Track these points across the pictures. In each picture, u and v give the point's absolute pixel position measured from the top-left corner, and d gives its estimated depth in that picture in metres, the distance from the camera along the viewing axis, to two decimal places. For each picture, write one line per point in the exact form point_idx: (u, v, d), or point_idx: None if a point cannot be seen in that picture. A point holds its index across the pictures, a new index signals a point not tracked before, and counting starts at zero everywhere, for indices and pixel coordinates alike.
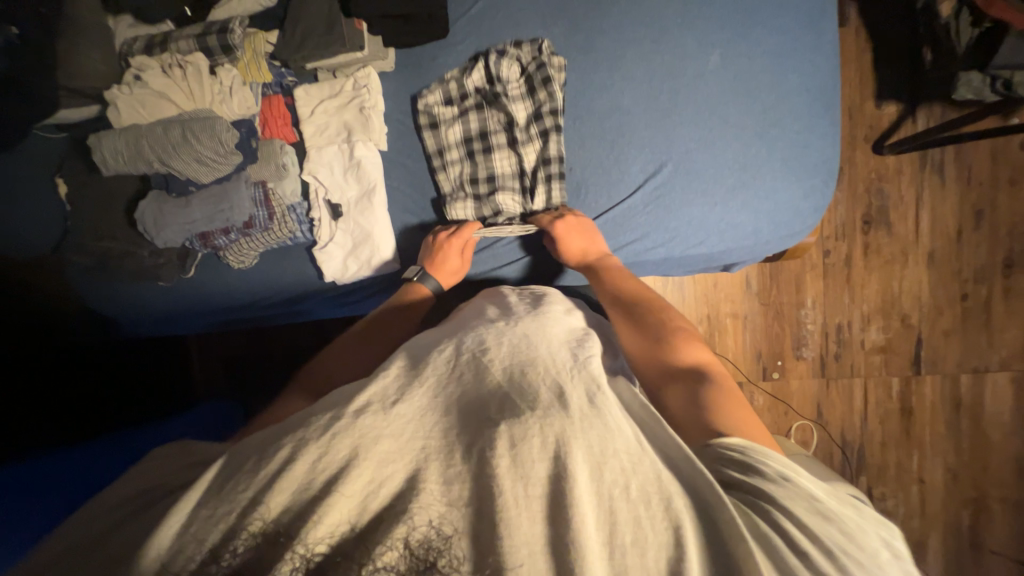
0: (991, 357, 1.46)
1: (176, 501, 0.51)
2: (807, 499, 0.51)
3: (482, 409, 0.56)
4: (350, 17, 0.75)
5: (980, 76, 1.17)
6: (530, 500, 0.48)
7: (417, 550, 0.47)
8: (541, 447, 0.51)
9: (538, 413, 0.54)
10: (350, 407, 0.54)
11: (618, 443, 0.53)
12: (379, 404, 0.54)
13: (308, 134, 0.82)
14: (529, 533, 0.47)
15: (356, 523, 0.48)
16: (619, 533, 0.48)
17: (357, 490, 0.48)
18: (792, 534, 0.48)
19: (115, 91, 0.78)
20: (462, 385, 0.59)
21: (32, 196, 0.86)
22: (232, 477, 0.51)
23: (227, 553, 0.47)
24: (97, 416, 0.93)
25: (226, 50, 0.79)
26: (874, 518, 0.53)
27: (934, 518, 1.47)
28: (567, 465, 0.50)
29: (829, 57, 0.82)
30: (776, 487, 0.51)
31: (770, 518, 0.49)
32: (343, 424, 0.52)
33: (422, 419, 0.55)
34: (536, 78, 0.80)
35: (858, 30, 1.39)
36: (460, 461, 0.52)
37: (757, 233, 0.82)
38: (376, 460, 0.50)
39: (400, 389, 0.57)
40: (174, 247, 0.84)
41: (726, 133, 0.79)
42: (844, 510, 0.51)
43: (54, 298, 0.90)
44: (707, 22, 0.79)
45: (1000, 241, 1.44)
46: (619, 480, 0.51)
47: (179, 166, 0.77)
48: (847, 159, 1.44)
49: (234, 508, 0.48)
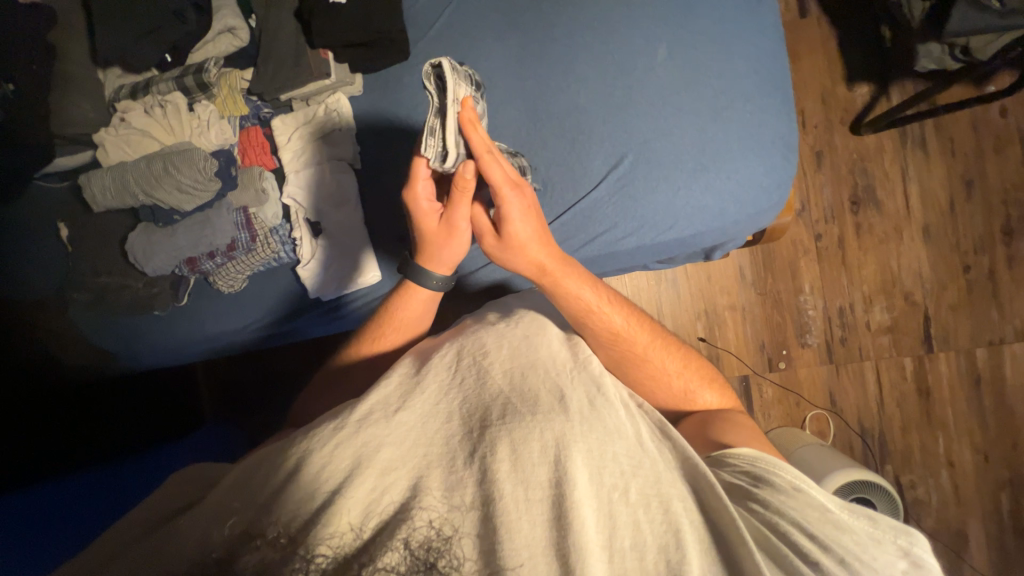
0: (1005, 328, 1.41)
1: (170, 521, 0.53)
2: (817, 509, 0.53)
3: (484, 413, 0.57)
4: (315, 49, 0.82)
5: (938, 46, 1.18)
6: (530, 503, 0.49)
7: (417, 550, 0.45)
8: (541, 451, 0.52)
9: (539, 418, 0.55)
10: (353, 415, 0.55)
11: (618, 446, 0.55)
12: (381, 413, 0.55)
13: (285, 160, 0.87)
14: (529, 536, 0.47)
15: (360, 529, 0.47)
16: (618, 537, 0.49)
17: (360, 495, 0.48)
18: (801, 544, 0.50)
19: (104, 133, 0.87)
20: (464, 391, 0.60)
21: (39, 242, 0.92)
22: (245, 486, 0.51)
23: (242, 553, 0.44)
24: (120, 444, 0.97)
25: (202, 86, 0.86)
26: (890, 527, 0.53)
27: (971, 504, 1.39)
28: (567, 469, 0.51)
29: (774, 40, 0.85)
30: (786, 497, 0.55)
31: (771, 523, 0.52)
32: (346, 431, 0.53)
33: (424, 425, 0.55)
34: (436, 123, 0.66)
35: (818, 18, 1.42)
36: (461, 468, 0.52)
37: (724, 215, 0.83)
38: (380, 467, 0.50)
39: (402, 397, 0.58)
40: (165, 276, 0.89)
41: (683, 122, 0.82)
42: (857, 521, 0.53)
43: (58, 337, 0.92)
44: (653, 20, 0.83)
45: (996, 209, 1.42)
46: (618, 484, 0.52)
47: (163, 197, 0.84)
48: (826, 142, 1.45)
49: (239, 517, 0.48)
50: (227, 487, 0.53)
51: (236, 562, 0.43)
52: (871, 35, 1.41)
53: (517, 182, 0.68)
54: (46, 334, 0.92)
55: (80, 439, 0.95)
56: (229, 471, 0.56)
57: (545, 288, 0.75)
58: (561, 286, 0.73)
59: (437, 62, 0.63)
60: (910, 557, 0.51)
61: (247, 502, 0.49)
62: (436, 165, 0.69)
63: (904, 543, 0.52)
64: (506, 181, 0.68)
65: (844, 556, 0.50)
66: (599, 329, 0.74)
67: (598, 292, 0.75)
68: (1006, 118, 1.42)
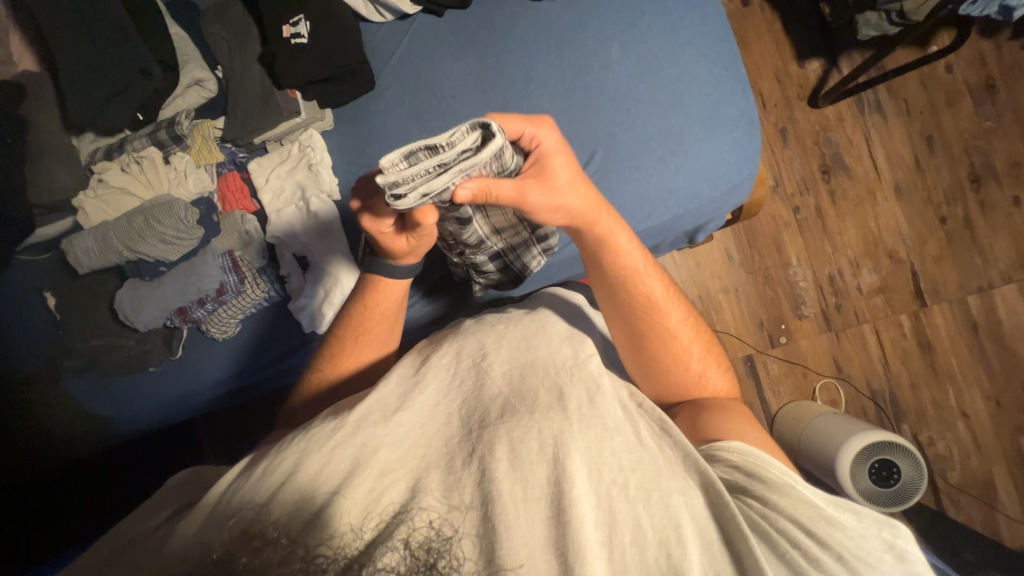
0: (991, 272, 1.43)
1: (162, 531, 0.52)
2: (809, 504, 0.53)
3: (482, 413, 0.57)
4: (284, 89, 0.86)
5: (875, 14, 1.24)
6: (529, 502, 0.49)
7: (417, 550, 0.42)
8: (539, 449, 0.52)
9: (537, 415, 0.56)
10: (352, 417, 0.56)
11: (616, 441, 0.55)
12: (380, 413, 0.57)
13: (266, 201, 0.89)
14: (528, 534, 0.47)
15: (360, 529, 0.45)
16: (619, 532, 0.49)
17: (359, 497, 0.48)
18: (794, 535, 0.51)
19: (83, 196, 0.89)
20: (463, 392, 0.60)
21: (22, 315, 0.91)
22: (235, 492, 0.52)
23: (241, 555, 0.41)
24: (113, 509, 0.95)
25: (176, 139, 0.89)
26: (874, 519, 0.52)
27: (992, 451, 1.38)
28: (565, 466, 0.51)
29: (719, 24, 0.89)
30: (780, 494, 0.54)
31: (767, 515, 0.52)
32: (345, 433, 0.54)
33: (424, 426, 0.56)
34: (430, 161, 0.54)
35: (760, 4, 1.49)
36: (460, 467, 0.52)
37: (698, 196, 0.85)
38: (379, 468, 0.51)
39: (401, 398, 0.59)
40: (157, 329, 0.89)
41: (644, 112, 0.84)
42: (843, 516, 0.52)
43: (54, 410, 0.91)
44: (601, 22, 0.87)
45: (959, 160, 1.47)
46: (617, 479, 0.52)
47: (148, 250, 0.86)
48: (788, 118, 1.50)
49: (236, 515, 0.48)
50: (215, 505, 0.51)
51: (235, 562, 0.41)
52: (812, 13, 1.48)
53: (546, 121, 0.64)
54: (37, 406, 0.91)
55: (80, 500, 0.94)
56: (222, 479, 0.56)
57: (591, 243, 0.73)
58: (609, 239, 0.73)
59: (488, 122, 0.56)
60: (895, 550, 0.50)
61: (246, 506, 0.48)
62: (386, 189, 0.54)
63: (889, 536, 0.51)
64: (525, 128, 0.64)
65: (842, 552, 0.49)
66: (642, 292, 0.74)
67: (642, 256, 0.76)
68: (953, 74, 1.48)
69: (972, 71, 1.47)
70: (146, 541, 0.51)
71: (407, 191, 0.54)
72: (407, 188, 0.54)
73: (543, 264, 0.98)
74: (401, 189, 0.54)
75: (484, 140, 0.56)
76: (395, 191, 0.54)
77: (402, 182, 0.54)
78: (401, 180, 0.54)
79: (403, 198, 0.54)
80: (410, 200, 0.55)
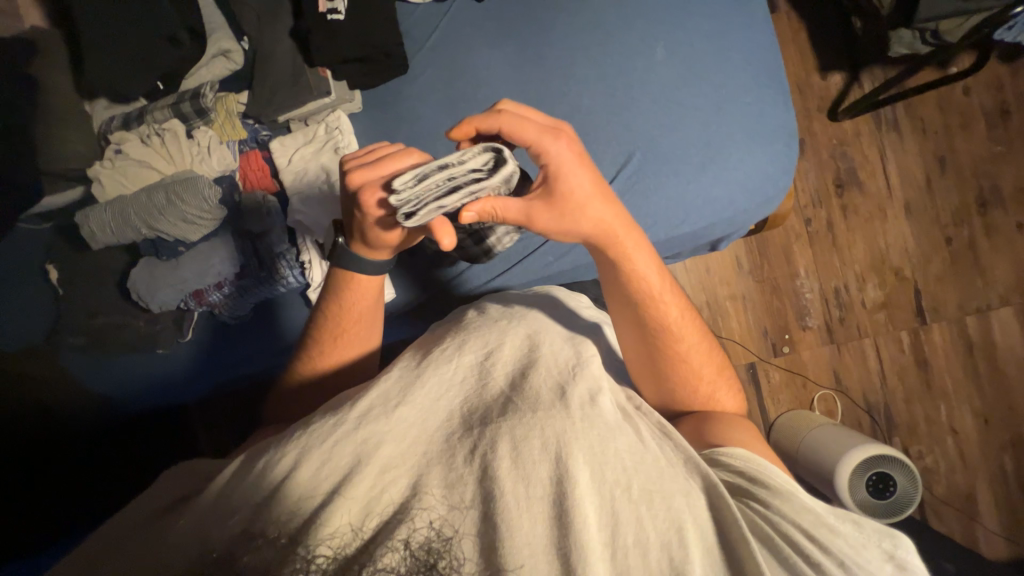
0: (989, 294, 1.47)
1: (171, 520, 0.50)
2: (813, 512, 0.53)
3: (484, 412, 0.56)
4: (315, 67, 0.83)
5: (908, 33, 1.24)
6: (531, 501, 0.48)
7: (418, 550, 0.42)
8: (541, 447, 0.51)
9: (540, 414, 0.55)
10: (352, 412, 0.54)
11: (619, 442, 0.54)
12: (381, 407, 0.55)
13: (288, 182, 0.85)
14: (530, 534, 0.46)
15: (360, 529, 0.45)
16: (620, 534, 0.48)
17: (359, 495, 0.47)
18: (795, 538, 0.50)
19: (98, 167, 0.83)
20: (465, 390, 0.59)
21: (21, 282, 0.87)
22: (238, 483, 0.50)
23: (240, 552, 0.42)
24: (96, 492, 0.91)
25: (200, 112, 0.85)
26: (875, 530, 0.52)
27: (976, 467, 1.43)
28: (567, 466, 0.50)
29: (765, 32, 0.87)
30: (781, 500, 0.54)
31: (769, 519, 0.52)
32: (345, 429, 0.52)
33: (424, 422, 0.55)
34: (442, 180, 0.53)
35: (788, 13, 1.48)
36: (461, 464, 0.51)
37: (734, 206, 0.84)
38: (379, 465, 0.50)
39: (400, 392, 0.57)
40: (169, 311, 0.86)
41: (686, 116, 0.83)
42: (843, 526, 0.52)
43: (50, 387, 0.88)
44: (645, 21, 0.85)
45: (968, 182, 1.49)
46: (619, 481, 0.51)
47: (168, 229, 0.80)
48: (807, 130, 1.50)
49: (240, 512, 0.46)
50: (213, 500, 0.49)
51: (235, 562, 0.41)
52: (839, 25, 1.47)
53: (559, 134, 0.60)
54: (35, 382, 0.87)
55: None
56: (219, 474, 0.54)
57: (607, 259, 0.70)
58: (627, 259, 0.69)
59: (500, 148, 0.55)
60: (895, 560, 0.50)
61: (247, 503, 0.47)
62: (398, 205, 0.52)
63: (889, 547, 0.51)
64: (544, 132, 0.60)
65: (844, 559, 0.49)
66: (657, 315, 0.71)
67: (660, 277, 0.72)
68: (970, 97, 1.49)
69: (989, 95, 1.49)
70: (156, 527, 0.50)
71: (420, 207, 0.53)
72: (421, 208, 0.53)
73: (547, 266, 0.99)
74: (414, 207, 0.53)
75: (495, 163, 0.55)
76: (407, 209, 0.53)
77: (414, 198, 0.53)
78: (414, 198, 0.53)
79: (415, 215, 0.53)
80: (422, 216, 0.54)
